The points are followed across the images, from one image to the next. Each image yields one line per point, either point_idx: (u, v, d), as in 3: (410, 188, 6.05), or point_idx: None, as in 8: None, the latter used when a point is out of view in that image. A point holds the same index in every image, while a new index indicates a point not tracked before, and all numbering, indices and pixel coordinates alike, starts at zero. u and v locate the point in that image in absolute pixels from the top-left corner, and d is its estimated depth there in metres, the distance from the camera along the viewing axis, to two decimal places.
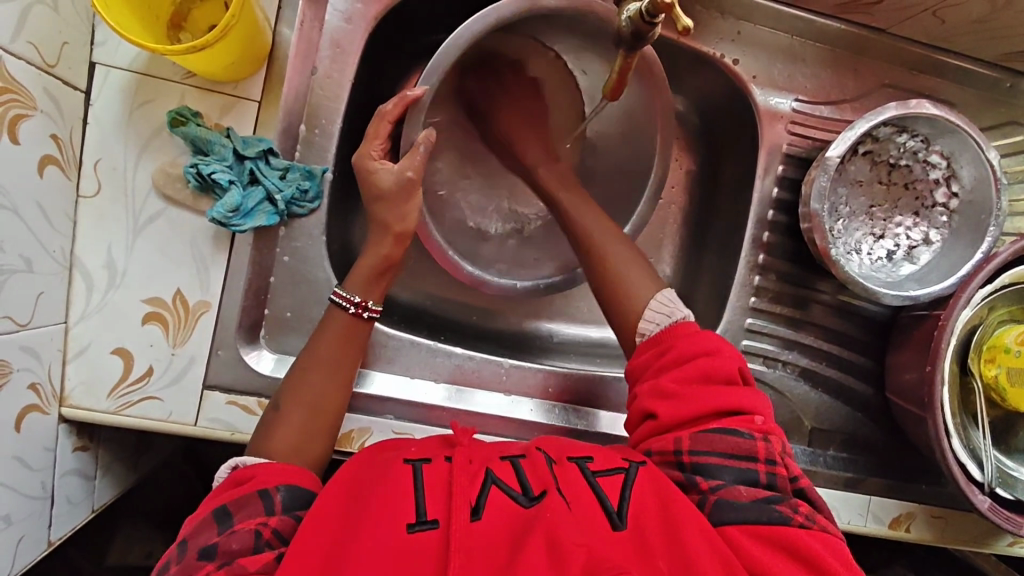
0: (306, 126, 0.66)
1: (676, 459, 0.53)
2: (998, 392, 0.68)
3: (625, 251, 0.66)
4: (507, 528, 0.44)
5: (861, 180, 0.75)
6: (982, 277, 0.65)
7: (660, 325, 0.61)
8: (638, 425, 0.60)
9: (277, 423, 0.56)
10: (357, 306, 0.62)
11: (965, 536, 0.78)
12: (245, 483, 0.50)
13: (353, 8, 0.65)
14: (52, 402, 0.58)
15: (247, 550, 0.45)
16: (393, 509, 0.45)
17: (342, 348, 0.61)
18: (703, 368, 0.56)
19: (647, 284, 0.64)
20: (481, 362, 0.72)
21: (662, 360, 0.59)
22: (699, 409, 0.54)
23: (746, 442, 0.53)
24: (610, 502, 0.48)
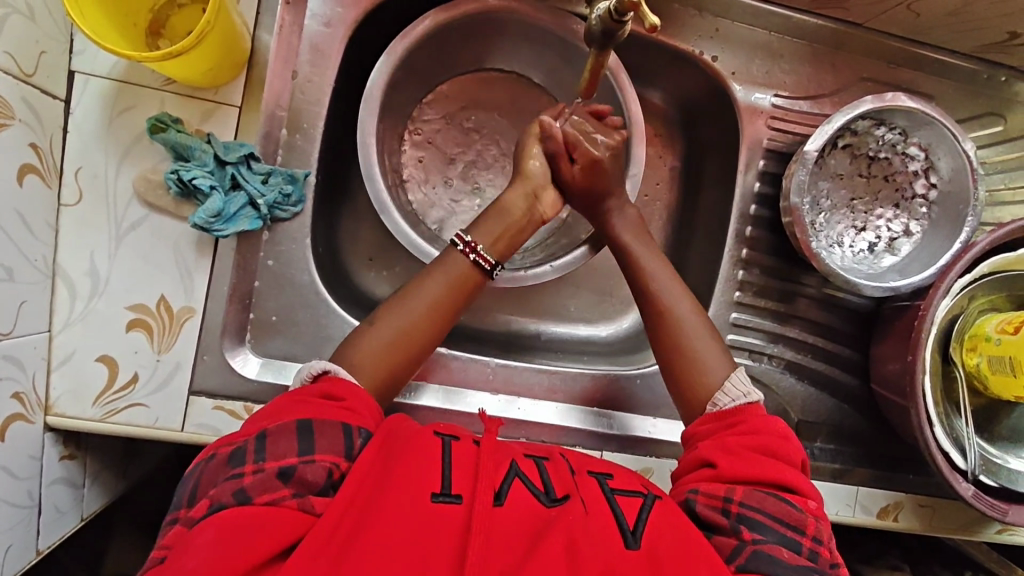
0: (287, 130, 0.66)
1: (724, 505, 0.53)
2: (980, 379, 0.69)
3: (695, 317, 0.64)
4: (524, 521, 0.45)
5: (841, 174, 0.76)
6: (961, 266, 0.66)
7: (734, 402, 0.59)
8: (686, 473, 0.58)
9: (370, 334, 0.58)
10: (466, 245, 0.62)
11: (953, 525, 0.78)
12: (340, 401, 0.51)
13: (332, 12, 0.66)
14: (37, 411, 0.58)
15: (319, 487, 0.45)
16: (421, 477, 0.45)
17: (453, 292, 0.61)
18: (771, 444, 0.56)
19: (720, 364, 0.62)
20: (468, 361, 0.72)
21: (727, 423, 0.58)
22: (760, 472, 0.54)
23: (798, 515, 0.52)
24: (625, 519, 0.48)
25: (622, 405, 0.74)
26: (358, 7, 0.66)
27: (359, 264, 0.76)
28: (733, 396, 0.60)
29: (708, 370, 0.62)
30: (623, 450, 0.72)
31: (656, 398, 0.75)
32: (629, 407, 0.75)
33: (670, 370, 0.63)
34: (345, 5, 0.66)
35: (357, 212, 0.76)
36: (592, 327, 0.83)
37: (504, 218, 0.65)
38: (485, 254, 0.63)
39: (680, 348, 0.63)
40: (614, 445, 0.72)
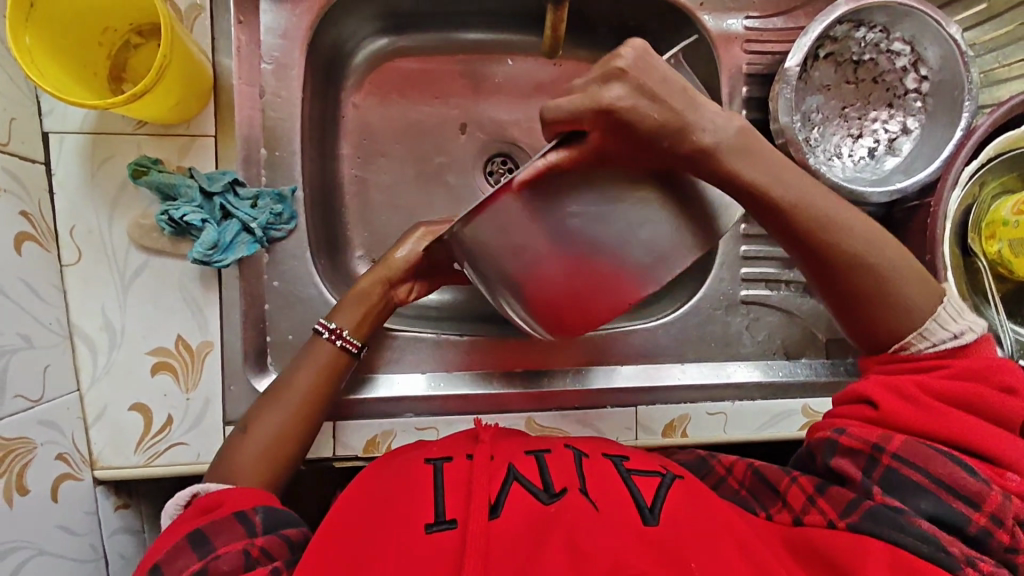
0: (267, 149, 0.65)
1: (872, 453, 0.50)
2: (1005, 265, 0.67)
3: (866, 228, 0.51)
4: (524, 523, 0.46)
5: (828, 84, 0.74)
6: (964, 155, 0.64)
7: (947, 341, 0.51)
8: (840, 412, 0.55)
9: (241, 443, 0.57)
10: (331, 332, 0.62)
11: None
12: (214, 509, 0.50)
13: (287, 23, 0.65)
14: (83, 467, 0.60)
15: (238, 569, 0.45)
16: (414, 507, 0.47)
17: (329, 377, 0.61)
18: (981, 400, 0.49)
19: (924, 293, 0.52)
20: (487, 343, 0.72)
21: (923, 365, 0.51)
22: (931, 426, 0.50)
23: (975, 485, 0.47)
24: (643, 499, 0.50)
25: (650, 356, 0.73)
26: (311, 13, 0.66)
27: None
28: (935, 339, 0.51)
29: (909, 316, 0.51)
30: (657, 401, 0.72)
31: (682, 344, 0.74)
32: (658, 358, 0.74)
33: (858, 317, 0.53)
34: (297, 14, 0.65)
35: None
36: None
37: (362, 301, 0.64)
38: (351, 339, 0.63)
39: (878, 286, 0.51)
40: (648, 398, 0.72)
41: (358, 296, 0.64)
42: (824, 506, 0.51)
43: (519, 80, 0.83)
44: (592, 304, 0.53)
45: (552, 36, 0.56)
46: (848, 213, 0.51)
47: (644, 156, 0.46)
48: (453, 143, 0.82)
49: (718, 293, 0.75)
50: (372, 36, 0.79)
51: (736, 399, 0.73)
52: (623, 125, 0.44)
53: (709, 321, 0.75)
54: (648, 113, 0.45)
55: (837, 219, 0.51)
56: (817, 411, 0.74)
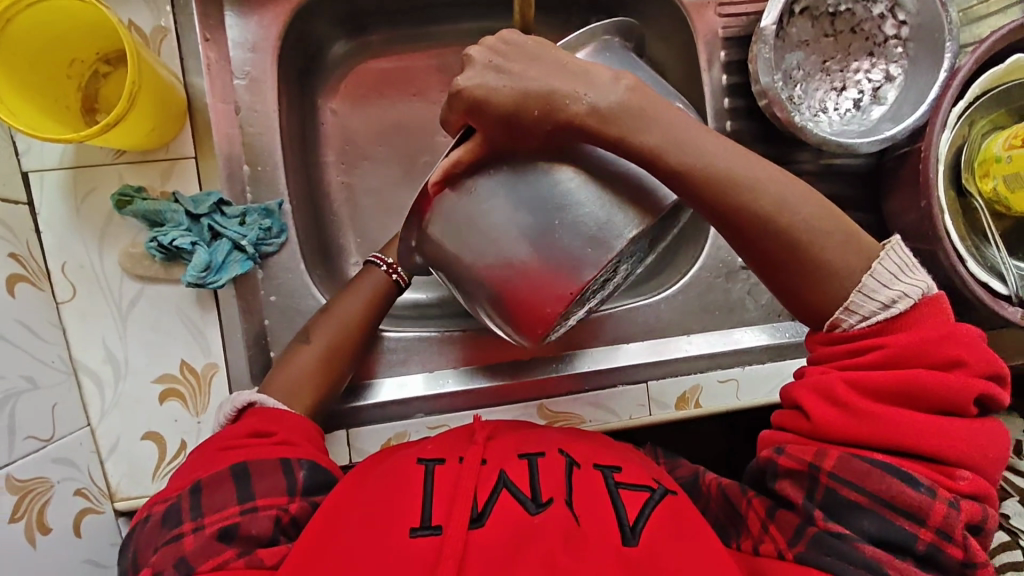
0: (249, 165, 0.65)
1: (811, 473, 0.49)
2: (1002, 202, 0.66)
3: (785, 185, 0.50)
4: (505, 536, 0.45)
5: (807, 39, 0.73)
6: (953, 94, 0.63)
7: (883, 309, 0.50)
8: (779, 424, 0.54)
9: (302, 351, 0.62)
10: (388, 266, 0.67)
11: (1014, 352, 0.77)
12: (268, 434, 0.54)
13: (254, 36, 0.65)
14: (103, 501, 0.60)
15: (265, 535, 0.48)
16: (399, 513, 0.47)
17: (373, 306, 0.66)
18: (921, 396, 0.47)
19: (842, 248, 0.50)
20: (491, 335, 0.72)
21: (856, 346, 0.51)
22: (868, 433, 0.48)
23: (918, 498, 0.45)
24: (626, 516, 0.49)
25: (656, 332, 0.73)
26: (277, 24, 0.65)
27: None
28: (867, 312, 0.50)
29: (836, 283, 0.50)
30: (667, 376, 0.72)
31: (687, 316, 0.74)
32: (663, 332, 0.73)
33: (784, 278, 0.52)
34: (264, 26, 0.65)
35: None
36: None
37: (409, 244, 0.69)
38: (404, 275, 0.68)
39: (796, 243, 0.50)
40: (658, 373, 0.72)
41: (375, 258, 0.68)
42: (775, 534, 0.50)
43: None
44: (537, 295, 0.49)
45: (521, 17, 0.55)
46: (764, 174, 0.50)
47: (541, 134, 0.48)
48: (436, 138, 0.81)
49: (717, 260, 0.75)
50: (344, 41, 0.78)
51: (745, 365, 0.73)
52: (489, 103, 0.48)
53: (711, 290, 0.74)
54: (500, 91, 0.48)
55: (734, 184, 0.49)
56: None
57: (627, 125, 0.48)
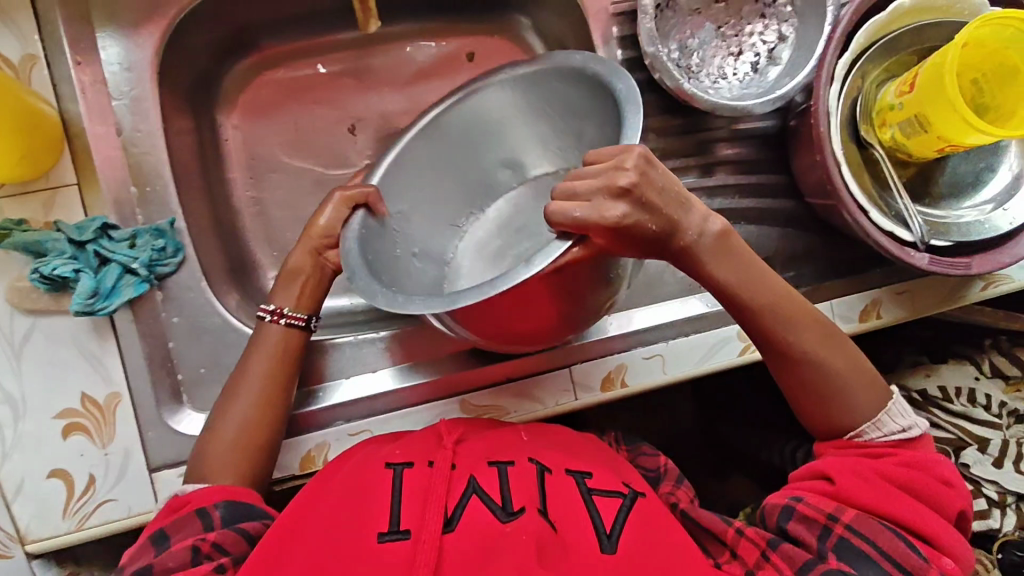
0: (137, 187, 0.64)
1: (827, 524, 0.54)
2: (902, 149, 0.66)
3: (816, 326, 0.59)
4: (477, 543, 0.47)
5: (698, 7, 0.73)
6: (838, 38, 0.62)
7: (888, 436, 0.58)
8: (799, 478, 0.59)
9: (214, 433, 0.58)
10: (273, 314, 0.62)
11: (939, 299, 0.77)
12: (181, 508, 0.53)
13: (130, 56, 0.64)
14: (13, 545, 0.60)
15: (184, 565, 0.49)
16: (370, 516, 0.49)
17: (285, 357, 0.61)
18: (928, 490, 0.55)
19: (870, 400, 0.59)
20: (406, 334, 0.72)
21: (869, 451, 0.57)
22: (883, 506, 0.54)
23: (918, 563, 0.51)
24: (602, 523, 0.52)
25: None
26: (153, 40, 0.64)
27: None
28: (886, 429, 0.58)
29: (852, 411, 0.58)
30: (591, 357, 0.71)
31: None
32: None
33: (812, 374, 0.58)
34: (139, 44, 0.64)
35: None
36: None
37: (294, 281, 0.63)
38: (295, 315, 0.62)
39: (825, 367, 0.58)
40: (581, 356, 0.71)
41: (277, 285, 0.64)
42: (780, 562, 0.54)
43: (398, 68, 0.82)
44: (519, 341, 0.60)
45: None
46: (811, 313, 0.59)
47: (647, 244, 0.50)
48: (344, 143, 0.80)
49: None
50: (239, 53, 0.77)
51: (669, 339, 0.72)
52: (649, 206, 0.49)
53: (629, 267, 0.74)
54: (650, 226, 0.49)
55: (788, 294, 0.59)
56: None
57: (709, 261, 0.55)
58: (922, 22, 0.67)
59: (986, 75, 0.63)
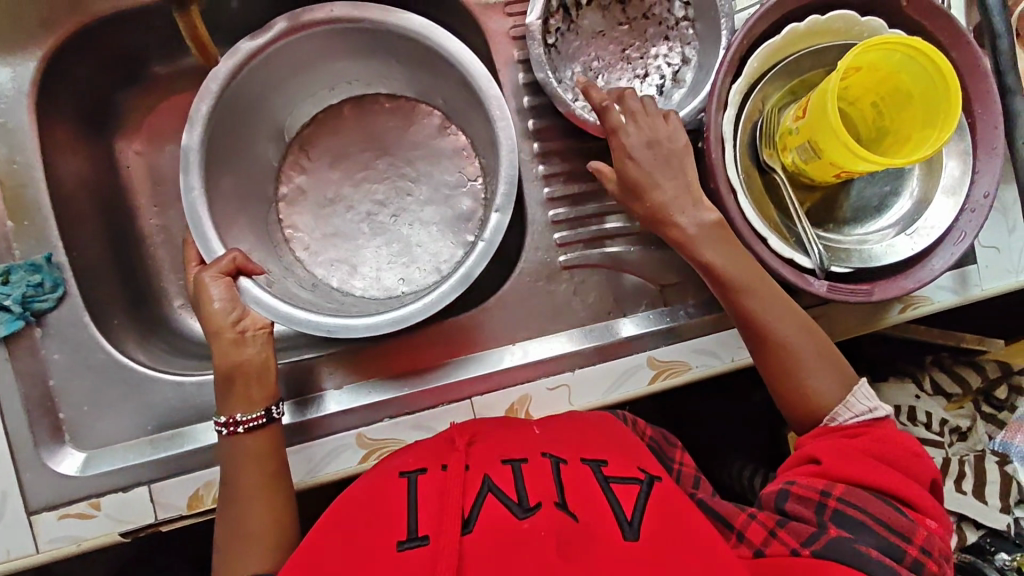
0: (13, 222, 0.63)
1: (820, 500, 0.53)
2: (803, 173, 0.65)
3: (781, 306, 0.62)
4: (497, 539, 0.44)
5: (600, 30, 0.72)
6: (726, 67, 0.62)
7: (858, 417, 0.58)
8: (790, 465, 0.58)
9: (234, 556, 0.55)
10: (228, 426, 0.59)
11: (852, 324, 0.76)
12: None
13: (5, 87, 0.63)
14: None
15: None
16: (388, 528, 0.47)
17: (269, 456, 0.59)
18: (897, 455, 0.55)
19: (834, 384, 0.61)
20: (305, 367, 0.71)
21: (847, 431, 0.57)
22: (865, 474, 0.54)
23: (906, 523, 0.51)
24: (623, 512, 0.49)
25: (479, 345, 0.71)
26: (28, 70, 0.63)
27: (187, 316, 0.76)
28: (855, 410, 0.59)
29: (819, 388, 0.60)
30: (493, 388, 0.70)
31: (512, 324, 0.72)
32: (488, 343, 0.72)
33: (772, 357, 0.62)
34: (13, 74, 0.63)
35: (160, 268, 0.75)
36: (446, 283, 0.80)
37: (231, 382, 0.60)
38: (249, 418, 0.59)
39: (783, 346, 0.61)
40: (484, 386, 0.70)
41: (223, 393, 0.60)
42: (785, 536, 0.52)
43: None
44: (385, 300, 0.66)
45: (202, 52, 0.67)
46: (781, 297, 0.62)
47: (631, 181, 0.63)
48: None
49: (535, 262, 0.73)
50: None
51: (576, 368, 0.70)
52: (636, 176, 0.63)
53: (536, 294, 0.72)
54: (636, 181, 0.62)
55: (751, 276, 0.61)
56: (664, 361, 0.71)
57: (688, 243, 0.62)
58: (823, 44, 0.65)
59: (883, 98, 0.63)
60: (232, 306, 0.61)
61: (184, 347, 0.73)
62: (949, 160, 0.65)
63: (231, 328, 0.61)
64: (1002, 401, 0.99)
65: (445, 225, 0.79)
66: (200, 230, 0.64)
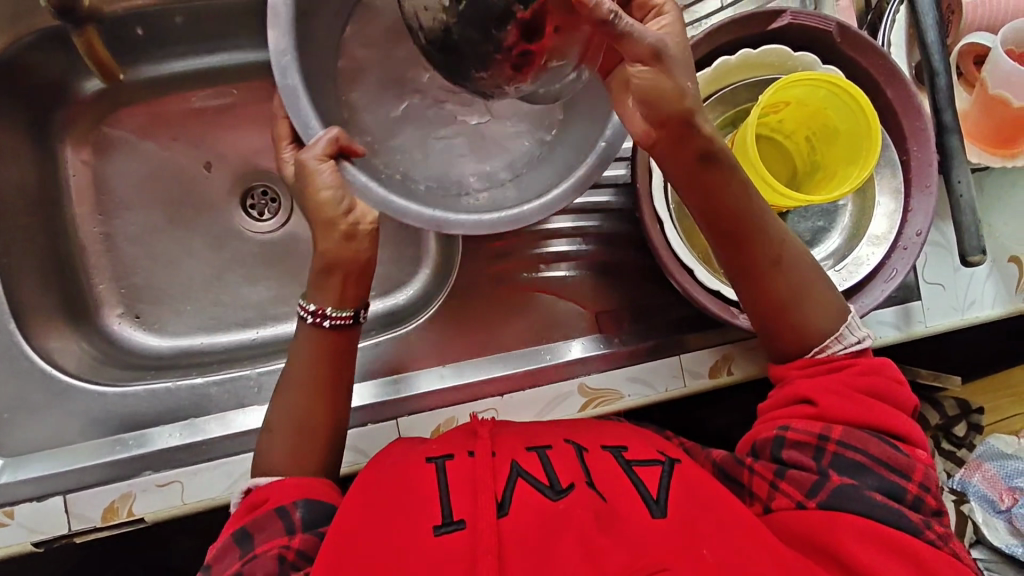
0: None
1: (819, 444, 0.54)
2: None
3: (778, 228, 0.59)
4: (535, 521, 0.48)
5: None
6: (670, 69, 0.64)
7: (847, 347, 0.58)
8: (777, 405, 0.59)
9: (269, 442, 0.57)
10: (314, 314, 0.57)
11: None
12: (260, 506, 0.52)
13: None
14: None
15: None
16: (418, 511, 0.49)
17: (336, 363, 0.58)
18: (885, 387, 0.56)
19: (833, 315, 0.59)
20: (227, 383, 0.70)
21: (831, 366, 0.58)
22: (862, 416, 0.55)
23: (904, 460, 0.54)
24: (649, 491, 0.52)
25: (406, 365, 0.72)
26: None
27: (124, 325, 0.76)
28: (845, 342, 0.58)
29: (817, 318, 0.59)
30: (419, 410, 0.68)
31: (439, 343, 0.74)
32: (414, 364, 0.72)
33: (767, 287, 0.59)
34: None
35: (99, 276, 0.76)
36: (389, 298, 0.80)
37: (329, 273, 0.56)
38: (339, 317, 0.57)
39: (780, 272, 0.59)
40: (409, 409, 0.69)
41: (322, 269, 0.56)
42: (788, 488, 0.54)
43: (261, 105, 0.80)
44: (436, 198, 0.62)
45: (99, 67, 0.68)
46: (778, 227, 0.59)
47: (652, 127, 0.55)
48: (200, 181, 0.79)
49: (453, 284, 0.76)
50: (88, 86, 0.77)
51: (505, 393, 0.69)
52: (653, 100, 0.53)
53: (462, 319, 0.74)
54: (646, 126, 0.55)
55: (760, 211, 0.57)
56: (595, 389, 0.69)
57: (683, 171, 0.57)
58: (756, 78, 0.66)
59: (815, 133, 0.63)
60: (343, 194, 0.54)
61: (122, 359, 0.74)
62: (882, 197, 0.67)
63: (344, 219, 0.54)
64: (961, 438, 0.97)
65: (519, 120, 0.67)
66: (294, 104, 0.55)
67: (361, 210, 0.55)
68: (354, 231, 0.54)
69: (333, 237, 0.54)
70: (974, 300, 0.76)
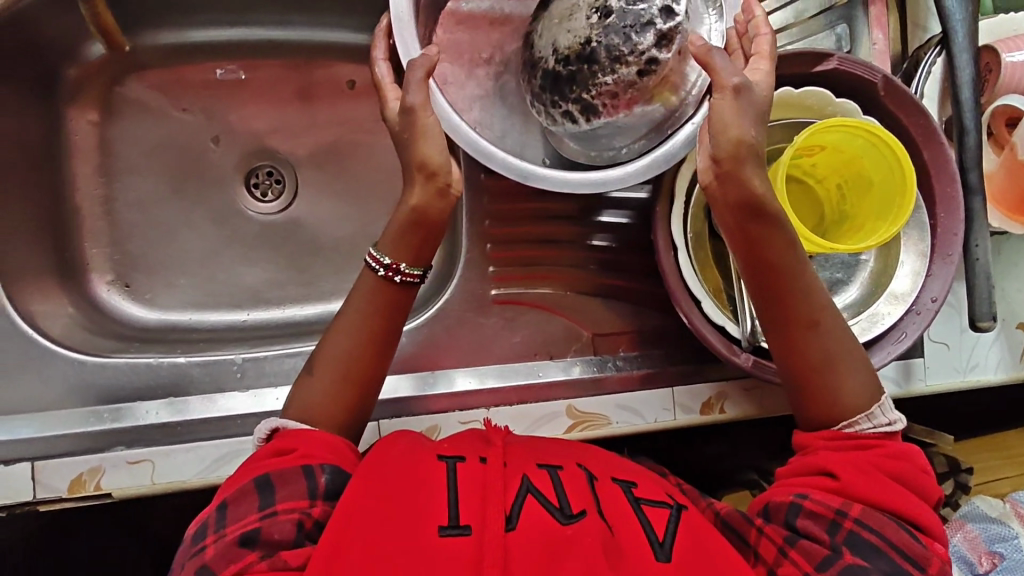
0: None
1: (836, 519, 0.52)
2: None
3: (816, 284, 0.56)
4: (544, 547, 0.45)
5: None
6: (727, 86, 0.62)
7: (876, 428, 0.55)
8: (796, 472, 0.56)
9: (309, 384, 0.55)
10: (387, 267, 0.55)
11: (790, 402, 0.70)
12: (287, 454, 0.50)
13: None
14: None
15: (288, 542, 0.46)
16: (425, 508, 0.46)
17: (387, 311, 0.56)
18: (911, 474, 0.54)
19: (864, 380, 0.56)
20: (209, 364, 0.69)
21: (860, 442, 0.55)
22: (882, 496, 0.52)
23: (920, 551, 0.50)
24: (654, 532, 0.49)
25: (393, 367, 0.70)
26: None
27: (112, 292, 0.75)
28: (875, 421, 0.56)
29: (850, 385, 0.56)
30: (401, 413, 0.67)
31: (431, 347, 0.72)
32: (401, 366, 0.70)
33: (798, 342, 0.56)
34: None
35: (93, 242, 0.75)
36: None
37: (416, 228, 0.54)
38: (409, 274, 0.55)
39: (812, 331, 0.56)
40: (390, 410, 0.67)
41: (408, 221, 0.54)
42: (798, 558, 0.51)
43: (274, 84, 0.79)
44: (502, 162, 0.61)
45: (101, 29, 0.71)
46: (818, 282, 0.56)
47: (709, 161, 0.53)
48: (204, 156, 0.78)
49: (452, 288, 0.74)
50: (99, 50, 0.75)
51: (492, 406, 0.67)
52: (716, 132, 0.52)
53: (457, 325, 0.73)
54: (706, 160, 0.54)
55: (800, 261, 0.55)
56: (583, 412, 0.67)
57: (725, 197, 0.53)
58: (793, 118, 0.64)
59: (847, 181, 0.62)
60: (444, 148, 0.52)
61: (108, 327, 0.73)
62: (907, 257, 0.64)
63: (442, 176, 0.53)
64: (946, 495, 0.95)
65: None
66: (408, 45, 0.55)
67: (457, 174, 0.54)
68: (439, 193, 0.53)
69: (428, 194, 0.53)
70: (977, 363, 0.74)
